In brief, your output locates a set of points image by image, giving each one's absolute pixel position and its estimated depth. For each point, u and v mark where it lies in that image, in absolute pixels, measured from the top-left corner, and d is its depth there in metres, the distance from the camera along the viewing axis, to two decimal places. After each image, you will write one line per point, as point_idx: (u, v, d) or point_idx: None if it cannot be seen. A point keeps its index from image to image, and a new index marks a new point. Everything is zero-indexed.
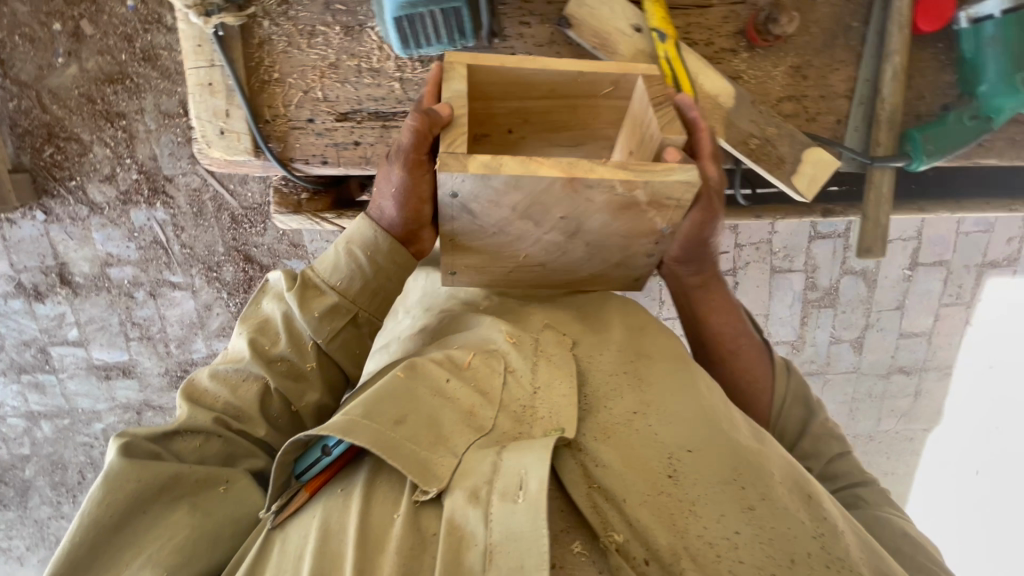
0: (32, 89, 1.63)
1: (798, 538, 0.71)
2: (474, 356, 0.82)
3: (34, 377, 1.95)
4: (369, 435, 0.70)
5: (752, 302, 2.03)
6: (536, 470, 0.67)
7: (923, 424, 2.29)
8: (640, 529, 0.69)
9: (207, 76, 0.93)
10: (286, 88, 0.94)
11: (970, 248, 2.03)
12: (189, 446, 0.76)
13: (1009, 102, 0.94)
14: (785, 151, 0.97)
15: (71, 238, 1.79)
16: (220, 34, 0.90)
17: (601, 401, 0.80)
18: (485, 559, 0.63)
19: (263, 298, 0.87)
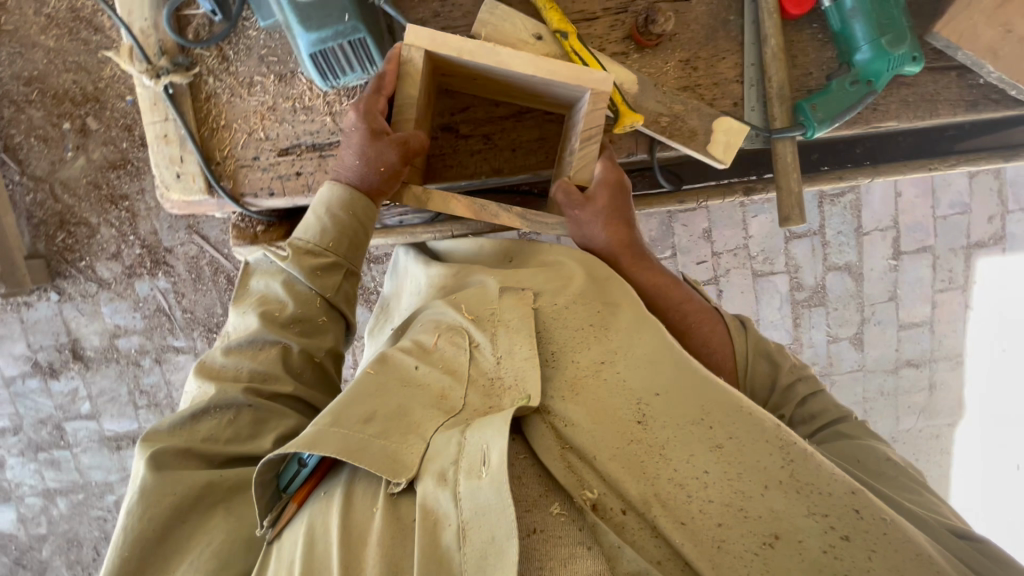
0: (46, 183, 1.82)
1: (767, 467, 0.74)
2: (439, 336, 0.89)
3: (50, 455, 2.02)
4: (342, 438, 0.77)
5: (740, 309, 2.03)
6: (496, 444, 0.73)
7: (946, 419, 2.18)
8: (612, 480, 0.75)
9: (162, 129, 1.00)
10: (231, 133, 1.00)
11: (952, 231, 2.01)
12: (214, 430, 0.86)
13: (885, 64, 0.96)
14: (695, 124, 1.02)
15: (82, 314, 1.91)
16: (170, 92, 0.99)
17: (568, 358, 0.85)
18: (459, 535, 0.70)
19: (252, 279, 0.98)
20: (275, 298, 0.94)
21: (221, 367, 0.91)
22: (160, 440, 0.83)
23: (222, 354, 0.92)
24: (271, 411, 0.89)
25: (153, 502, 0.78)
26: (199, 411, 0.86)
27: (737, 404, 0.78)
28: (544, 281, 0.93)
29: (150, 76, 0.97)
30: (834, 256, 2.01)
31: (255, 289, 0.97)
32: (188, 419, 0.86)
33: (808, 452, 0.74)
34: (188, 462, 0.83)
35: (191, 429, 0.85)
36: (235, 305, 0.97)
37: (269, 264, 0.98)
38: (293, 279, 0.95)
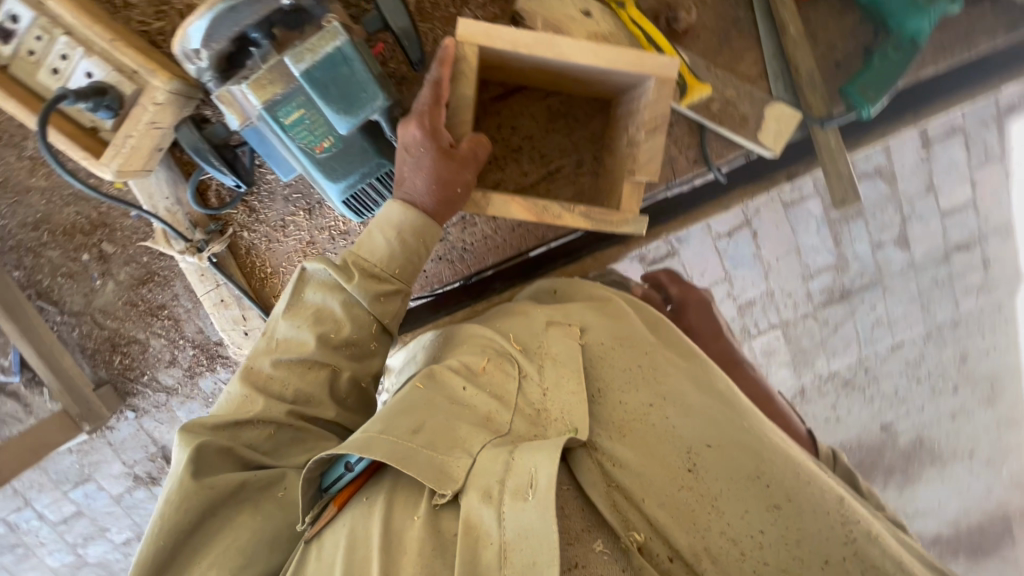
0: (86, 314, 1.86)
1: (822, 536, 0.94)
2: (487, 360, 1.11)
3: None
4: (389, 446, 0.96)
5: (777, 243, 2.00)
6: (544, 469, 0.91)
7: (1006, 289, 2.15)
8: (659, 525, 0.97)
9: (219, 294, 1.48)
10: (281, 275, 1.51)
11: (978, 103, 1.92)
12: (259, 438, 1.07)
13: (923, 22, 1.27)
14: (747, 109, 1.35)
15: (162, 422, 2.00)
16: (215, 258, 1.44)
17: (622, 400, 1.06)
18: (501, 554, 0.88)
19: (308, 288, 1.13)
20: (333, 316, 1.11)
21: (265, 380, 1.11)
22: (205, 433, 1.04)
23: (273, 364, 1.10)
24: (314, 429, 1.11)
25: (191, 492, 0.98)
26: (245, 420, 1.07)
27: (797, 477, 0.97)
28: (595, 325, 1.15)
29: (195, 252, 1.42)
30: (861, 165, 1.93)
31: (311, 301, 1.12)
32: (233, 425, 1.06)
33: (861, 528, 0.95)
34: (228, 460, 1.04)
35: (237, 431, 1.07)
36: (292, 313, 1.11)
37: (326, 277, 1.12)
38: (354, 300, 1.11)
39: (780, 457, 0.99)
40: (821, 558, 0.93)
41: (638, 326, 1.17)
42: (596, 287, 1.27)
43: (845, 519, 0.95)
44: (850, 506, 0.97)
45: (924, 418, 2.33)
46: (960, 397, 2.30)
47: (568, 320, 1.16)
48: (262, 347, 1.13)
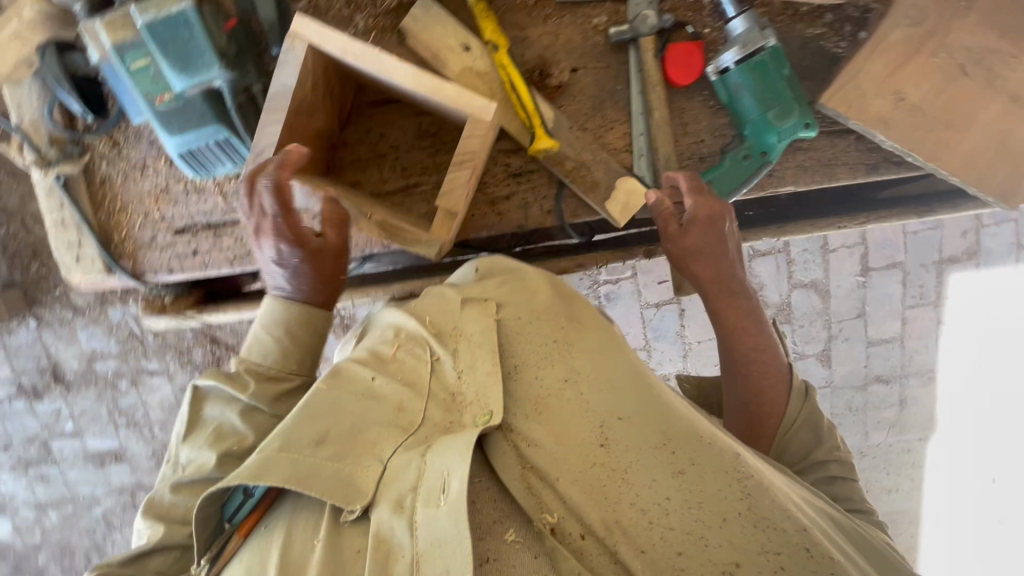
0: (18, 216, 1.88)
1: (725, 497, 0.78)
2: (397, 347, 0.94)
3: (39, 470, 2.14)
4: (289, 466, 0.79)
5: (703, 328, 2.01)
6: (457, 470, 0.75)
7: (917, 433, 2.15)
8: (573, 508, 0.78)
9: (60, 215, 1.20)
10: (128, 215, 1.20)
11: (923, 247, 1.96)
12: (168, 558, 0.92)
13: (773, 136, 1.02)
14: (600, 175, 1.07)
15: (61, 339, 1.99)
16: (62, 179, 1.18)
17: (534, 373, 0.89)
18: (412, 567, 0.71)
19: (206, 405, 0.95)
20: (232, 431, 0.92)
21: (168, 509, 0.92)
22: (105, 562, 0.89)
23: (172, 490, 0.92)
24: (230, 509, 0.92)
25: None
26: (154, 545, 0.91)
27: (699, 436, 0.83)
28: (506, 296, 0.98)
29: (41, 167, 1.16)
30: (799, 273, 1.98)
31: (209, 417, 0.94)
32: (137, 555, 0.90)
33: (762, 484, 0.80)
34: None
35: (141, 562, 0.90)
36: (187, 435, 0.92)
37: (219, 394, 0.95)
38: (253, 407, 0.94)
39: (688, 422, 0.85)
40: (717, 517, 0.77)
41: (553, 286, 1.02)
42: (519, 264, 1.08)
43: (741, 474, 0.80)
44: (747, 462, 0.82)
45: None
46: None
47: (488, 296, 0.98)
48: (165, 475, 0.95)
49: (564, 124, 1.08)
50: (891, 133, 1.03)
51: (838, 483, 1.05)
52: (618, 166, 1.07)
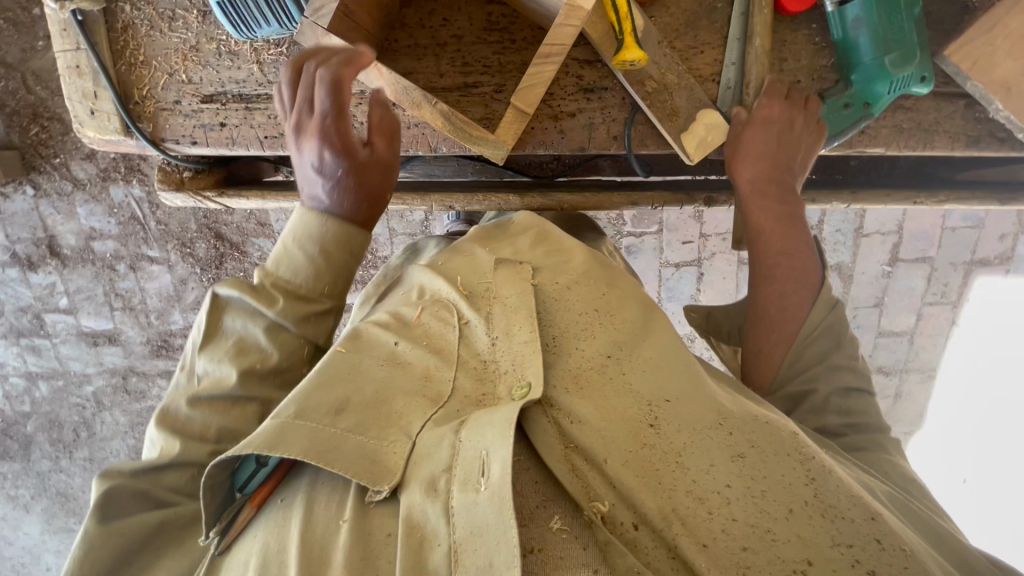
0: (18, 71, 1.75)
1: (786, 481, 0.73)
2: (421, 313, 0.91)
3: (31, 341, 2.11)
4: (304, 426, 0.73)
5: (718, 295, 1.97)
6: (497, 453, 0.67)
7: (904, 426, 2.19)
8: (625, 492, 0.71)
9: (74, 59, 1.06)
10: (152, 71, 1.08)
11: (957, 244, 1.90)
12: (175, 483, 0.80)
13: (884, 86, 0.92)
14: (681, 103, 0.98)
15: (59, 212, 1.91)
16: (79, 18, 1.03)
17: (574, 346, 0.84)
18: (450, 558, 0.63)
19: (225, 316, 0.85)
20: (257, 348, 0.84)
21: (181, 423, 0.82)
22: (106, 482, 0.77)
23: (188, 405, 0.82)
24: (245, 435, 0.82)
25: (87, 554, 0.71)
26: (163, 463, 0.80)
27: (752, 419, 0.78)
28: (542, 261, 0.95)
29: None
30: (826, 253, 1.92)
31: (231, 330, 0.84)
32: (151, 468, 0.79)
33: (823, 467, 0.75)
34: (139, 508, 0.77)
35: (152, 480, 0.79)
36: (204, 346, 0.83)
37: (243, 306, 0.85)
38: (278, 323, 0.84)
39: (739, 411, 0.80)
40: (783, 507, 0.71)
41: (589, 254, 1.00)
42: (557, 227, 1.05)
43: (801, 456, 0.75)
44: (803, 444, 0.78)
45: None
46: None
47: (521, 260, 0.95)
48: (179, 386, 0.84)
49: (653, 38, 0.96)
50: (1011, 101, 0.91)
51: (853, 398, 0.94)
52: (702, 96, 0.98)
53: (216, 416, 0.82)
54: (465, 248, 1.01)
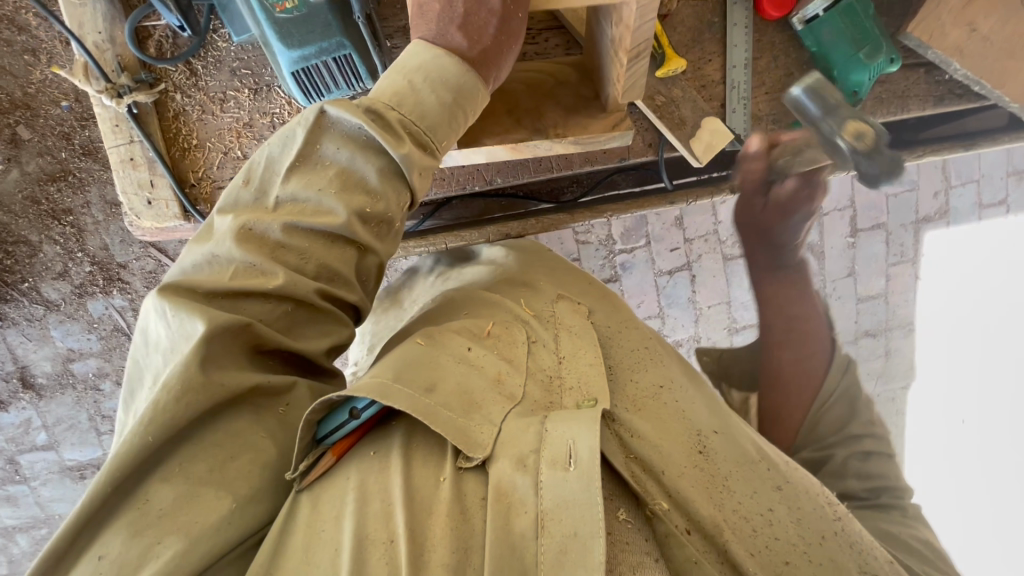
0: None
1: (812, 514, 0.83)
2: (493, 326, 0.94)
3: (5, 492, 1.96)
4: (408, 401, 0.74)
5: (710, 293, 2.10)
6: (584, 438, 0.71)
7: None
8: (681, 499, 0.78)
9: (127, 152, 1.17)
10: (207, 152, 1.20)
11: (902, 208, 2.14)
12: (263, 313, 0.74)
13: (862, 75, 1.16)
14: (687, 113, 1.08)
15: (29, 339, 1.78)
16: (135, 112, 1.15)
17: (629, 379, 0.92)
18: (537, 526, 0.66)
19: (326, 139, 0.79)
20: (361, 183, 0.79)
21: (269, 242, 0.76)
22: (191, 301, 0.70)
23: (281, 230, 0.76)
24: (342, 275, 0.80)
25: (190, 386, 0.67)
26: (253, 289, 0.73)
27: (776, 460, 0.89)
28: (595, 307, 1.07)
29: (111, 96, 1.11)
30: None
31: (333, 160, 0.79)
32: (230, 292, 0.73)
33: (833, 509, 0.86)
34: (233, 344, 0.72)
35: (235, 305, 0.73)
36: (300, 168, 0.78)
37: (354, 134, 0.79)
38: (388, 164, 0.80)
39: (768, 455, 0.90)
40: (817, 536, 0.80)
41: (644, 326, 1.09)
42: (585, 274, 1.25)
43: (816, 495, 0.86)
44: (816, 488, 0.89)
45: None
46: None
47: (578, 302, 1.07)
48: (246, 201, 0.78)
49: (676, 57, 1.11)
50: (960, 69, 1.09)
51: (874, 460, 1.05)
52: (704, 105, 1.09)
53: (313, 247, 0.77)
54: (526, 281, 1.11)
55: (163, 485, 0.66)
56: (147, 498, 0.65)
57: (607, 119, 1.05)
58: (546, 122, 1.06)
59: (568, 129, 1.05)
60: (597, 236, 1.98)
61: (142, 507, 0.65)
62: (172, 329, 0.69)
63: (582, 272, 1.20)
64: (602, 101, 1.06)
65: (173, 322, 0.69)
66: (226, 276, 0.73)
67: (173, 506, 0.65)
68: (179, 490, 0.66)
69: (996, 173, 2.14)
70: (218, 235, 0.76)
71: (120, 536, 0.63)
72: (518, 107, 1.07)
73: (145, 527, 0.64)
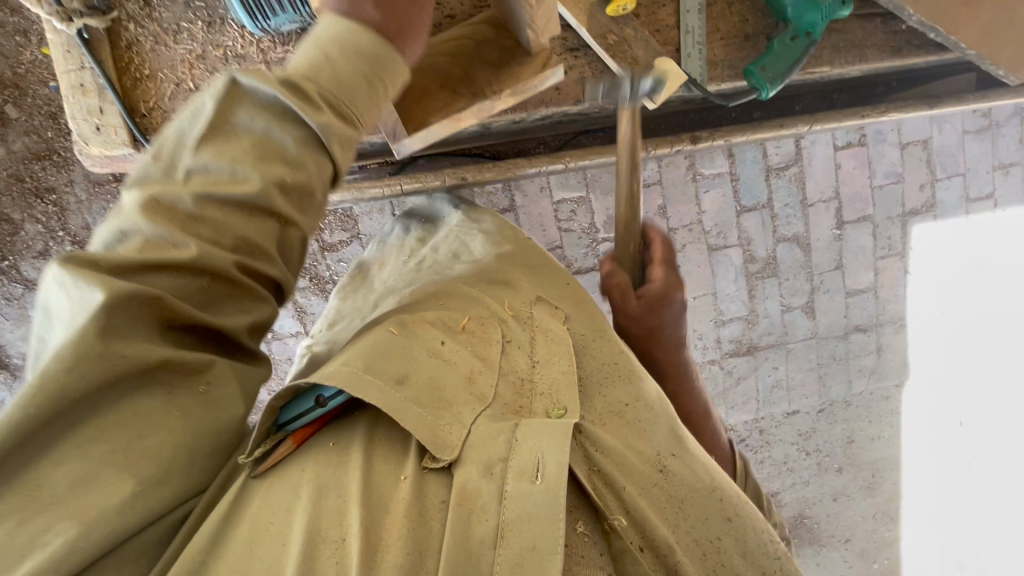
0: None
1: (764, 547, 0.77)
2: (468, 321, 0.87)
3: None
4: (377, 394, 0.71)
5: (696, 284, 2.08)
6: (553, 453, 0.69)
7: (894, 380, 2.27)
8: (639, 516, 0.72)
9: (78, 78, 1.15)
10: (159, 83, 1.17)
11: (888, 200, 2.12)
12: (176, 289, 0.62)
13: (815, 14, 1.09)
14: (639, 53, 1.01)
15: (8, 318, 1.79)
16: (85, 36, 1.11)
17: (598, 390, 0.85)
18: (496, 535, 0.63)
19: (240, 109, 0.68)
20: (282, 153, 0.68)
21: (179, 216, 0.63)
22: (93, 268, 0.59)
23: (194, 202, 0.63)
24: (264, 249, 0.68)
25: (81, 360, 0.56)
26: (162, 262, 0.61)
27: (735, 488, 0.82)
28: (572, 314, 0.99)
29: (62, 20, 1.08)
30: (782, 227, 2.08)
31: (246, 130, 0.67)
32: (134, 266, 0.60)
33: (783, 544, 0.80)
34: (139, 325, 0.60)
35: (139, 279, 0.61)
36: (210, 138, 0.65)
37: (267, 102, 0.68)
38: (311, 135, 0.69)
39: (730, 485, 0.82)
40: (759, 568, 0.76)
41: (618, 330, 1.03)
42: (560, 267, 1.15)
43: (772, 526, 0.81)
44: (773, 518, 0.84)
45: (809, 493, 2.34)
46: (843, 479, 2.33)
47: (555, 307, 0.98)
48: (152, 177, 0.65)
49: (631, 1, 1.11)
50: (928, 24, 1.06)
51: None
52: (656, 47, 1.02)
53: (233, 221, 0.65)
54: (503, 280, 1.03)
55: (63, 468, 0.57)
56: (39, 479, 0.56)
57: (536, 61, 0.98)
58: (481, 83, 0.99)
59: (504, 84, 0.98)
60: (579, 224, 1.98)
61: (34, 489, 0.55)
62: (66, 299, 0.58)
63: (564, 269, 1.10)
64: (524, 47, 0.98)
65: (69, 294, 0.58)
66: (132, 251, 0.61)
67: (72, 490, 0.56)
68: (77, 471, 0.57)
69: (981, 167, 2.14)
70: (123, 212, 0.63)
71: (6, 521, 0.54)
72: (448, 75, 0.99)
73: (36, 512, 0.55)
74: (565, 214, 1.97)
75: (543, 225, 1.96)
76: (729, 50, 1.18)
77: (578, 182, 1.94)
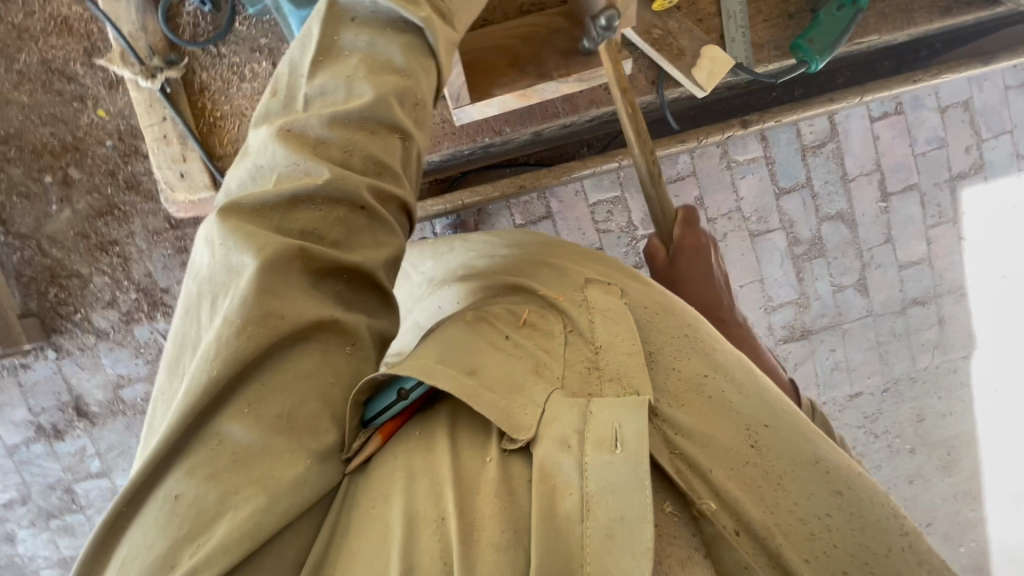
0: (33, 239, 1.80)
1: (883, 524, 0.64)
2: (530, 312, 0.76)
3: (63, 521, 2.06)
4: (449, 381, 0.63)
5: (742, 271, 2.04)
6: (631, 421, 0.60)
7: (960, 351, 2.18)
8: (726, 496, 0.61)
9: (160, 131, 1.22)
10: (231, 125, 1.24)
11: (934, 166, 2.06)
12: (317, 224, 0.63)
13: None
14: (685, 44, 1.10)
15: (82, 368, 1.90)
16: (167, 90, 1.20)
17: (668, 361, 0.73)
18: (582, 507, 0.55)
19: (343, 28, 0.70)
20: (390, 63, 0.69)
21: (309, 142, 0.65)
22: (246, 228, 0.60)
23: (323, 124, 0.65)
24: (389, 167, 0.67)
25: (249, 320, 0.57)
26: (301, 194, 0.62)
27: (845, 462, 0.69)
28: (629, 285, 0.86)
29: (147, 76, 1.18)
30: (825, 206, 2.04)
31: (352, 49, 0.70)
32: (282, 204, 0.62)
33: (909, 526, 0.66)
34: (291, 273, 0.60)
35: (283, 218, 0.63)
36: (322, 57, 0.68)
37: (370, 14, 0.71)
38: (415, 45, 0.71)
39: (831, 450, 0.70)
40: (879, 548, 0.63)
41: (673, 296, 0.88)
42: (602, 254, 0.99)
43: (891, 509, 0.66)
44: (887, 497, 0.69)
45: (878, 478, 2.25)
46: (916, 460, 2.23)
47: (609, 280, 0.86)
48: (273, 111, 0.69)
49: None
50: None
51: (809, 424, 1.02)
52: (701, 35, 1.11)
53: (356, 140, 0.66)
54: (551, 261, 0.91)
55: (234, 421, 0.56)
56: (221, 434, 0.56)
57: (606, 50, 1.05)
58: (548, 66, 1.08)
59: (569, 69, 1.07)
60: (617, 223, 1.97)
61: (217, 446, 0.56)
62: (223, 263, 0.60)
63: (619, 260, 0.96)
64: (594, 37, 1.07)
65: (225, 256, 0.60)
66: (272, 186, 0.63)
67: (252, 448, 0.56)
68: (254, 430, 0.57)
69: None
70: (259, 148, 0.66)
71: (197, 475, 0.55)
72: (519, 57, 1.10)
73: (223, 468, 0.55)
74: (602, 214, 1.97)
75: (582, 227, 1.97)
76: (774, 32, 1.19)
77: (613, 182, 1.95)
